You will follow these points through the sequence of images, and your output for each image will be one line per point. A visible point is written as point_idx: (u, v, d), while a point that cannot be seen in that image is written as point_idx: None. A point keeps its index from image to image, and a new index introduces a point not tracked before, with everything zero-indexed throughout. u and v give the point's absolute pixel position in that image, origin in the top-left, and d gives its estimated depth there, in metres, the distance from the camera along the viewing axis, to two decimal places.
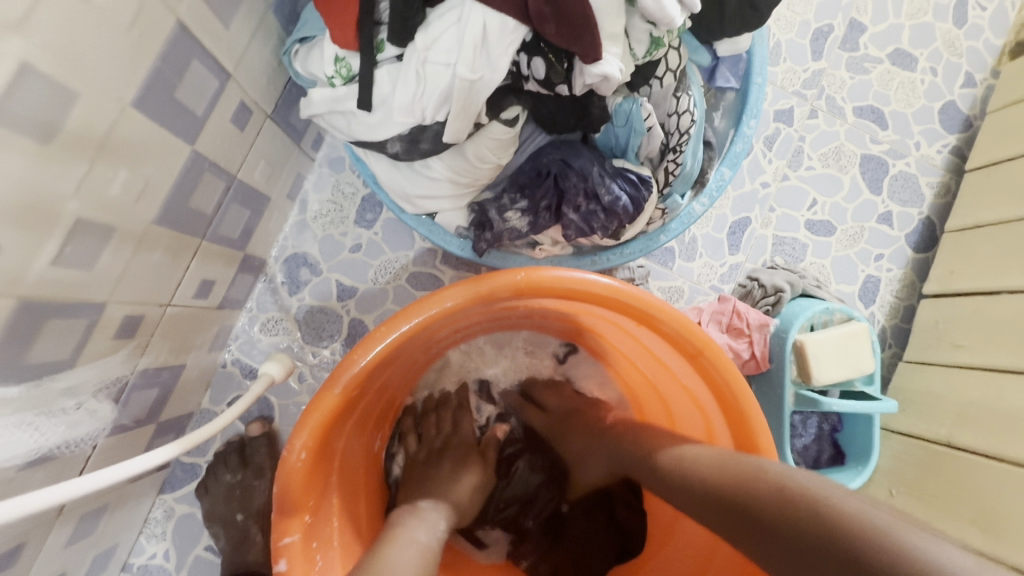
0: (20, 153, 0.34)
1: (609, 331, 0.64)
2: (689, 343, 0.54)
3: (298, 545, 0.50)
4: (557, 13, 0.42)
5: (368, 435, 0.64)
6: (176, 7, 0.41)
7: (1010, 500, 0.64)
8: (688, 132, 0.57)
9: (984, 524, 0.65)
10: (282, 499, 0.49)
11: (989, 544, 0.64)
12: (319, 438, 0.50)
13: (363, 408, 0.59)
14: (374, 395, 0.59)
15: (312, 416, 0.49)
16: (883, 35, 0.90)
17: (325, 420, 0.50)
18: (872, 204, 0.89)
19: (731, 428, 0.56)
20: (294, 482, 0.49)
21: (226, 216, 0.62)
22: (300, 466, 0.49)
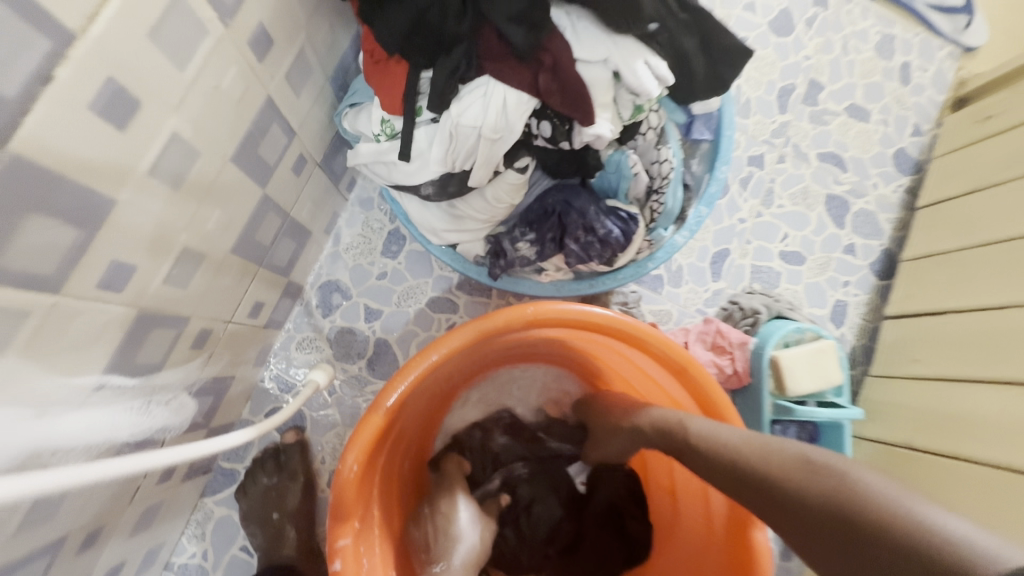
0: (160, 197, 0.45)
1: (608, 355, 0.74)
2: (675, 362, 0.64)
3: (351, 548, 0.58)
4: (560, 88, 0.54)
5: (401, 457, 0.73)
6: (267, 85, 0.53)
7: (961, 492, 0.70)
8: (668, 177, 0.68)
9: None
10: (337, 506, 0.58)
11: None
12: (366, 453, 0.59)
13: (398, 431, 0.68)
14: (406, 420, 0.69)
15: (360, 434, 0.58)
16: (839, 92, 1.04)
17: (371, 438, 0.59)
18: (837, 237, 1.01)
19: None
20: (347, 492, 0.58)
21: (279, 247, 0.73)
22: (352, 477, 0.58)
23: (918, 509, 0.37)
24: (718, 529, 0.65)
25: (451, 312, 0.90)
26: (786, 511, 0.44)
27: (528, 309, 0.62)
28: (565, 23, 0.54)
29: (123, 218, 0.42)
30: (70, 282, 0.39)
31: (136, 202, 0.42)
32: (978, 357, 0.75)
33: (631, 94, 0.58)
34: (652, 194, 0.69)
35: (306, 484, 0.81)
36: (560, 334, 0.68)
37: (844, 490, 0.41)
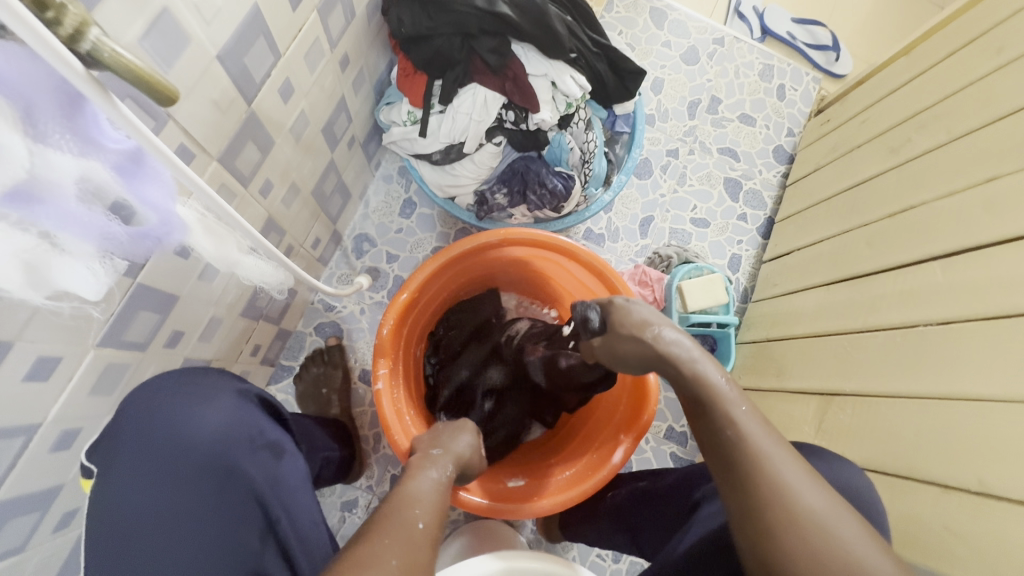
0: (290, 146, 0.79)
1: (557, 275, 1.08)
2: (595, 267, 0.98)
3: (386, 377, 0.90)
4: (518, 90, 0.90)
5: (416, 340, 1.06)
6: (344, 88, 0.89)
7: (789, 355, 1.03)
8: (593, 152, 1.04)
9: (779, 372, 1.04)
10: (378, 349, 0.91)
11: (782, 381, 1.03)
12: (396, 320, 0.92)
13: (415, 318, 1.01)
14: (419, 311, 1.02)
15: (393, 307, 0.92)
16: (733, 105, 1.42)
17: (398, 311, 0.93)
18: (732, 208, 1.37)
19: None
20: (385, 342, 0.91)
21: (334, 200, 1.07)
22: (387, 333, 0.91)
23: (843, 532, 0.48)
24: (630, 378, 0.98)
25: None
26: (739, 486, 0.53)
27: (499, 233, 0.97)
28: (520, 51, 0.90)
29: (276, 153, 0.76)
30: (251, 185, 0.74)
31: (282, 145, 0.76)
32: (807, 274, 1.10)
33: (563, 95, 0.94)
34: (585, 163, 1.05)
35: (345, 373, 1.14)
36: (522, 255, 1.02)
37: (816, 512, 0.49)
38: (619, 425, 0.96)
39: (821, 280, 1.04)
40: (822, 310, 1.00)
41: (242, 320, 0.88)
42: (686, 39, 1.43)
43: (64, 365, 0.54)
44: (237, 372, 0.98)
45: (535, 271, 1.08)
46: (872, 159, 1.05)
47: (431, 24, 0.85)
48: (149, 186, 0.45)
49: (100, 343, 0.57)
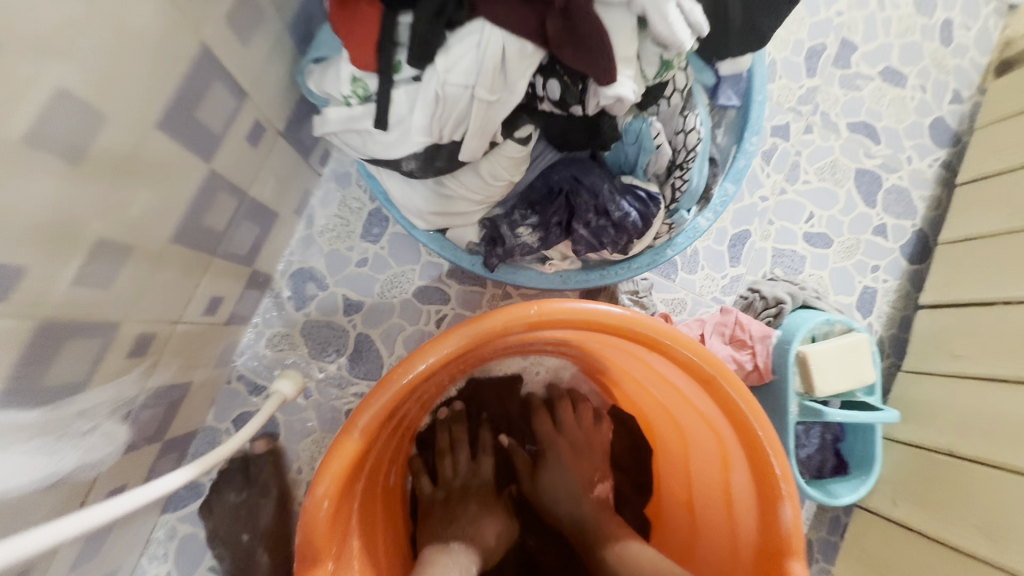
0: (50, 176, 0.34)
1: (626, 359, 0.64)
2: (701, 369, 0.55)
3: None
4: (572, 39, 0.43)
5: (386, 468, 0.64)
6: (201, 30, 0.42)
7: (1009, 507, 0.65)
8: (694, 149, 0.58)
9: (991, 533, 0.66)
10: (304, 548, 0.48)
11: (998, 552, 0.65)
12: (340, 485, 0.49)
13: (380, 448, 0.59)
14: (387, 437, 0.59)
15: (332, 462, 0.49)
16: (873, 53, 0.93)
17: (346, 467, 0.50)
18: (867, 217, 0.91)
19: (746, 451, 0.57)
20: (319, 529, 0.48)
21: (237, 232, 0.62)
22: (323, 513, 0.48)
23: None
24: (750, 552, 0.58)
25: (442, 303, 0.80)
26: None
27: (527, 310, 0.52)
28: None
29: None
30: None
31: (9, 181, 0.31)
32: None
33: (658, 48, 0.47)
34: (675, 169, 0.59)
35: (280, 501, 0.74)
36: (566, 335, 0.58)
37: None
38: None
39: None
40: None
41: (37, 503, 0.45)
42: None
43: None
44: (79, 543, 0.57)
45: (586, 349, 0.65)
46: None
47: None
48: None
49: None
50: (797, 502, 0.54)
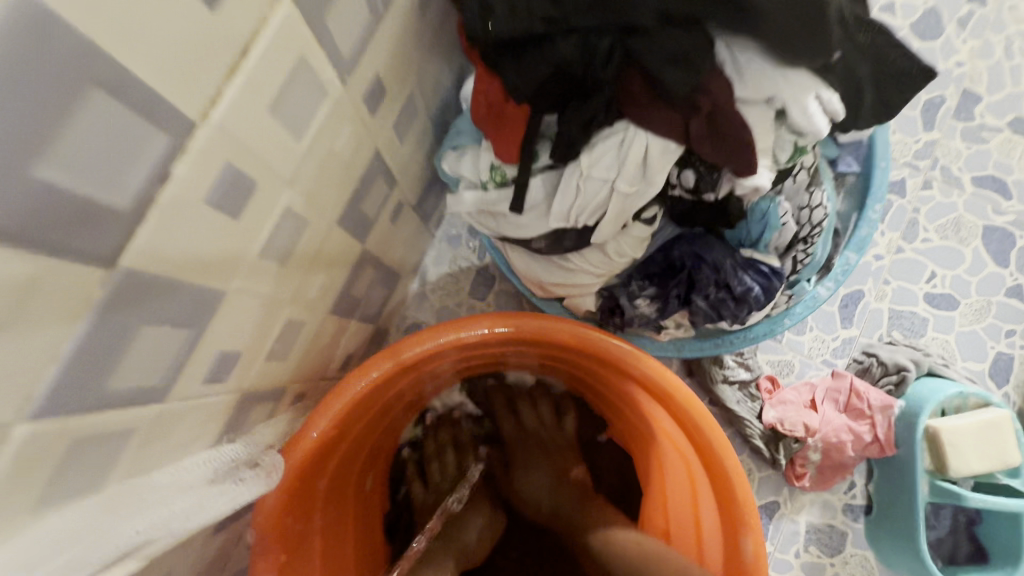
0: (269, 275, 0.39)
1: (655, 408, 0.61)
2: (661, 385, 0.58)
3: None
4: (714, 136, 0.45)
5: (372, 475, 0.68)
6: (377, 136, 0.47)
7: None
8: (819, 224, 0.57)
9: None
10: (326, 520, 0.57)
11: None
12: (291, 486, 0.50)
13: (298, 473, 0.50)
14: (358, 441, 0.60)
15: (288, 463, 0.50)
16: (1001, 104, 0.88)
17: (292, 475, 0.50)
18: (998, 277, 0.85)
19: (714, 485, 0.58)
20: (269, 529, 0.49)
21: (372, 295, 0.67)
22: (271, 512, 0.49)
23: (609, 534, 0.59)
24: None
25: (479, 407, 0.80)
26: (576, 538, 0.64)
27: (564, 326, 0.58)
28: (723, 55, 0.43)
29: None
30: (176, 386, 0.34)
31: (246, 287, 0.37)
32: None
33: (792, 135, 0.48)
34: (800, 244, 0.59)
35: None
36: (559, 354, 0.63)
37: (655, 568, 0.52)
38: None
39: None
40: None
41: (199, 547, 0.49)
42: None
43: None
44: None
45: (611, 379, 0.61)
46: None
47: (553, 11, 0.39)
48: None
49: None
50: (761, 537, 0.54)
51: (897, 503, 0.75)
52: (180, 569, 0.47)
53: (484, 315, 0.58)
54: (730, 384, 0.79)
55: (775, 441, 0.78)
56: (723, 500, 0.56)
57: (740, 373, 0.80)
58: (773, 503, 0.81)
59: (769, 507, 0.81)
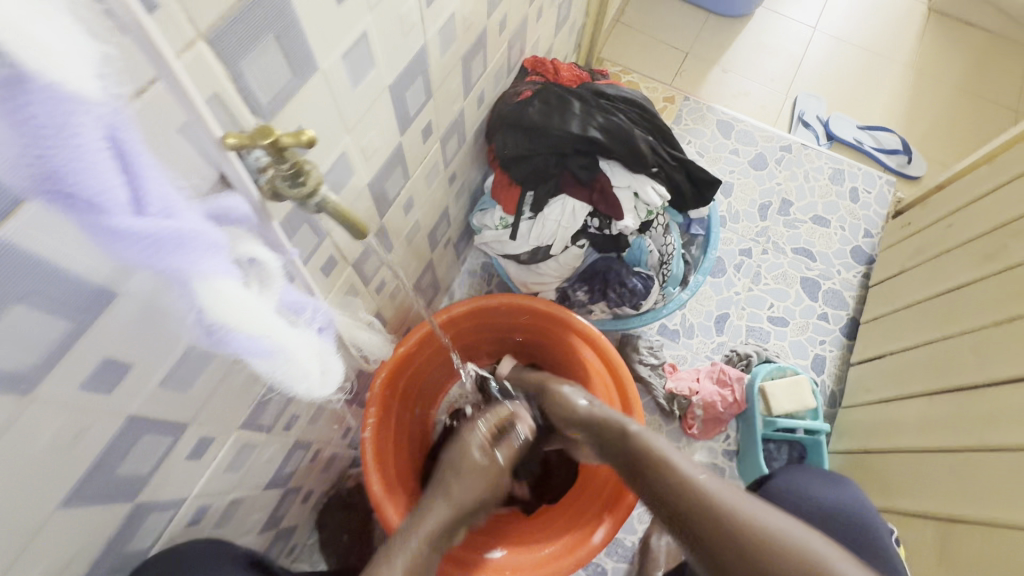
0: (403, 249, 0.89)
1: (588, 354, 1.05)
2: (591, 337, 1.04)
3: (371, 437, 0.91)
4: (604, 200, 0.98)
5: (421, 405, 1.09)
6: (448, 198, 1.00)
7: (888, 474, 0.99)
8: (670, 254, 1.11)
9: (875, 490, 1.01)
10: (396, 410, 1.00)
11: (888, 503, 0.98)
12: (388, 374, 0.94)
13: (392, 369, 0.95)
14: (418, 369, 1.03)
15: (387, 361, 0.95)
16: (805, 207, 1.45)
17: (391, 368, 0.95)
18: (812, 307, 1.35)
19: (620, 395, 1.01)
20: (375, 395, 0.93)
21: (428, 292, 1.16)
22: (378, 385, 0.93)
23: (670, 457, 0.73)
24: None
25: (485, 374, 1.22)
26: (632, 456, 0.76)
27: (536, 303, 1.04)
28: (605, 167, 0.98)
29: None
30: (370, 283, 0.82)
31: (397, 250, 0.87)
32: (913, 378, 1.03)
33: (644, 204, 1.00)
34: (663, 265, 1.11)
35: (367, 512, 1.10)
36: (534, 324, 1.08)
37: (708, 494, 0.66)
38: (601, 504, 0.93)
39: (916, 390, 1.00)
40: (935, 423, 0.93)
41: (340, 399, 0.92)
42: (752, 147, 1.51)
43: (214, 446, 0.59)
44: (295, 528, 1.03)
45: (563, 337, 1.06)
46: (936, 237, 1.16)
47: (531, 147, 0.94)
48: (183, 230, 0.30)
49: (242, 427, 0.62)
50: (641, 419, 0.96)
51: (748, 439, 1.17)
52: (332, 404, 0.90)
53: (493, 296, 1.05)
54: (643, 364, 1.26)
55: (673, 400, 1.22)
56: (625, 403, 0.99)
57: (651, 358, 1.26)
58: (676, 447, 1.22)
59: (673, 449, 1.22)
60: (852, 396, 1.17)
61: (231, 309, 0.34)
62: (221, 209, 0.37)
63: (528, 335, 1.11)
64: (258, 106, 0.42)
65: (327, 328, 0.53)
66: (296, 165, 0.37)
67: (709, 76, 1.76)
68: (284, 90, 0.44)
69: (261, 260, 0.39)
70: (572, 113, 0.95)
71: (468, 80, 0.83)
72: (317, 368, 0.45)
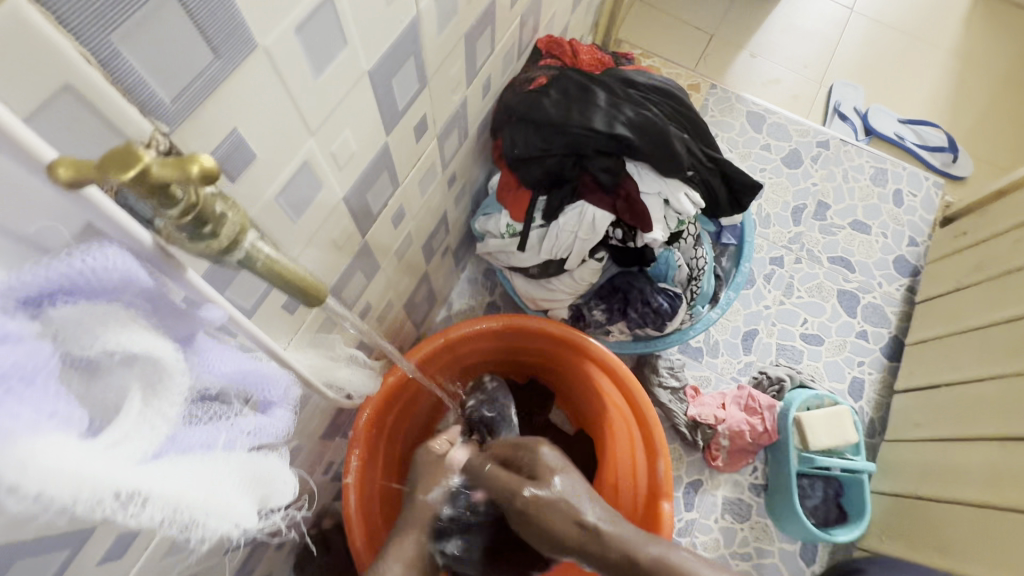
0: (392, 265, 0.75)
1: (606, 383, 0.91)
2: (609, 364, 0.90)
3: (354, 483, 0.78)
4: (629, 209, 0.84)
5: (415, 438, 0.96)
6: (447, 203, 0.86)
7: (950, 529, 0.88)
8: (701, 268, 0.97)
9: (934, 546, 0.90)
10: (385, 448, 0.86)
11: (949, 562, 0.86)
12: (376, 408, 0.81)
13: (380, 403, 0.82)
14: (411, 399, 0.90)
15: (375, 393, 0.81)
16: (843, 211, 1.31)
17: (378, 400, 0.81)
18: (850, 324, 1.22)
19: (642, 433, 0.87)
20: (360, 432, 0.80)
21: (422, 306, 1.02)
22: (363, 421, 0.80)
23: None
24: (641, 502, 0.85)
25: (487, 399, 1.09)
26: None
27: (547, 324, 0.91)
28: (632, 169, 0.83)
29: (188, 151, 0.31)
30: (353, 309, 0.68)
31: (385, 267, 0.72)
32: (983, 418, 0.91)
33: (676, 213, 0.86)
34: (692, 281, 0.97)
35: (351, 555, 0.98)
36: (544, 347, 0.94)
37: None
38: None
39: (986, 434, 0.88)
40: (1001, 474, 0.83)
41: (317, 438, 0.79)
42: (786, 142, 1.36)
43: (140, 538, 0.46)
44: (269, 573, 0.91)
45: (577, 362, 0.93)
46: (1002, 254, 1.03)
47: (544, 145, 0.80)
48: None
49: None
50: (669, 462, 0.83)
51: (781, 476, 1.04)
52: (309, 445, 0.76)
53: (497, 316, 0.92)
54: (664, 388, 1.12)
55: (696, 428, 1.09)
56: (649, 443, 0.85)
57: (671, 380, 1.12)
58: (698, 480, 1.10)
59: (694, 481, 1.10)
60: (902, 431, 1.06)
61: (53, 482, 0.23)
62: (92, 272, 0.24)
63: (536, 360, 0.98)
64: (155, 103, 0.28)
65: (279, 404, 0.41)
66: (197, 208, 0.24)
67: (735, 61, 1.59)
68: (200, 79, 0.30)
69: (145, 354, 0.27)
70: (596, 105, 0.80)
71: (471, 63, 0.67)
72: (239, 499, 0.33)
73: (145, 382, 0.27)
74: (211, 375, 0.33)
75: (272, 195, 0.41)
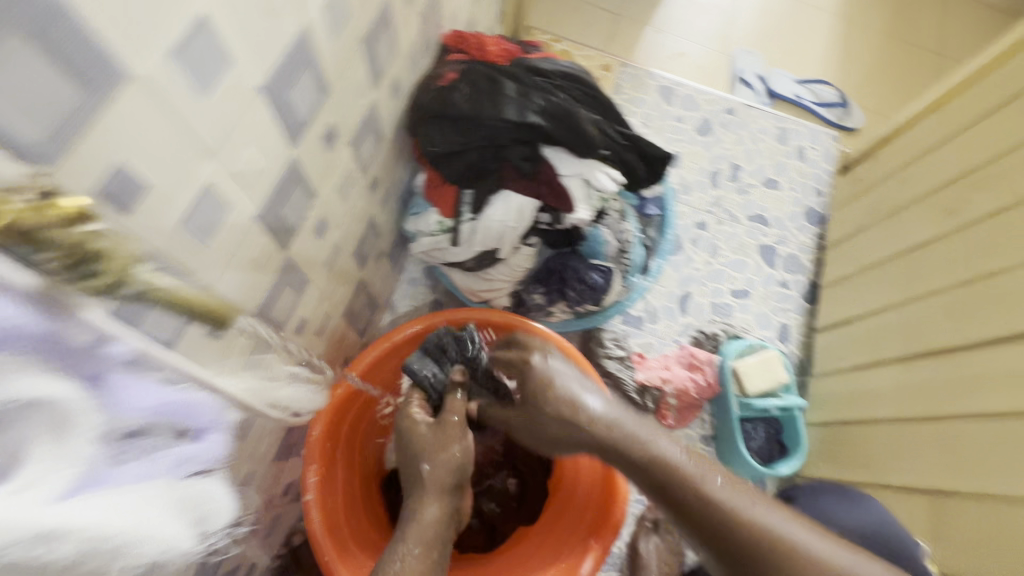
0: (324, 277, 0.75)
1: None
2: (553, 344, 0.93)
3: (314, 500, 0.77)
4: (552, 193, 0.86)
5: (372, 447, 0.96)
6: (373, 208, 0.86)
7: (874, 446, 0.97)
8: (629, 241, 1.02)
9: (862, 464, 0.99)
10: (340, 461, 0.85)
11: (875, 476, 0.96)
12: (327, 422, 0.80)
13: (330, 415, 0.81)
14: (362, 409, 0.90)
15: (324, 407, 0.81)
16: (755, 171, 1.40)
17: (329, 413, 0.81)
18: (772, 275, 1.31)
19: None
20: (314, 448, 0.79)
21: (365, 313, 1.01)
22: (315, 437, 0.79)
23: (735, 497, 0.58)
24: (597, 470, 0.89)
25: None
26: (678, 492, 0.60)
27: (488, 314, 0.93)
28: (549, 154, 0.86)
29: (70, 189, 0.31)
30: (287, 326, 0.68)
31: (315, 280, 0.72)
32: (889, 343, 1.01)
33: (597, 191, 0.89)
34: (623, 254, 1.01)
35: None
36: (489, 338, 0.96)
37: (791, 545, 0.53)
38: (585, 529, 0.84)
39: (897, 354, 0.98)
40: (907, 390, 0.93)
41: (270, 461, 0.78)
42: (696, 113, 1.44)
43: None
44: None
45: None
46: (892, 194, 1.14)
47: (461, 140, 0.81)
48: None
49: None
50: None
51: (725, 423, 1.12)
52: (262, 468, 0.75)
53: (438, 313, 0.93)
54: (611, 358, 1.17)
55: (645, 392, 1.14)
56: None
57: (618, 350, 1.18)
58: None
59: None
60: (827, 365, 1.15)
61: None
62: None
63: None
64: (19, 144, 0.28)
65: (213, 428, 0.41)
66: None
67: (642, 38, 1.65)
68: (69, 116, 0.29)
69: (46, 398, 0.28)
70: (506, 95, 0.82)
71: (375, 66, 0.67)
72: (166, 525, 0.34)
73: (51, 429, 0.28)
74: (131, 413, 0.33)
75: (175, 222, 0.40)
